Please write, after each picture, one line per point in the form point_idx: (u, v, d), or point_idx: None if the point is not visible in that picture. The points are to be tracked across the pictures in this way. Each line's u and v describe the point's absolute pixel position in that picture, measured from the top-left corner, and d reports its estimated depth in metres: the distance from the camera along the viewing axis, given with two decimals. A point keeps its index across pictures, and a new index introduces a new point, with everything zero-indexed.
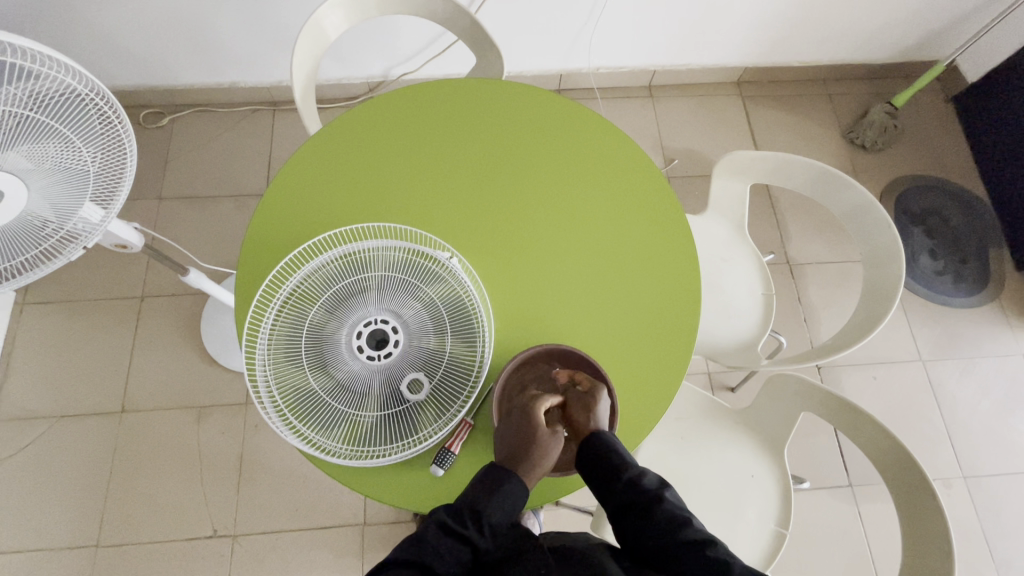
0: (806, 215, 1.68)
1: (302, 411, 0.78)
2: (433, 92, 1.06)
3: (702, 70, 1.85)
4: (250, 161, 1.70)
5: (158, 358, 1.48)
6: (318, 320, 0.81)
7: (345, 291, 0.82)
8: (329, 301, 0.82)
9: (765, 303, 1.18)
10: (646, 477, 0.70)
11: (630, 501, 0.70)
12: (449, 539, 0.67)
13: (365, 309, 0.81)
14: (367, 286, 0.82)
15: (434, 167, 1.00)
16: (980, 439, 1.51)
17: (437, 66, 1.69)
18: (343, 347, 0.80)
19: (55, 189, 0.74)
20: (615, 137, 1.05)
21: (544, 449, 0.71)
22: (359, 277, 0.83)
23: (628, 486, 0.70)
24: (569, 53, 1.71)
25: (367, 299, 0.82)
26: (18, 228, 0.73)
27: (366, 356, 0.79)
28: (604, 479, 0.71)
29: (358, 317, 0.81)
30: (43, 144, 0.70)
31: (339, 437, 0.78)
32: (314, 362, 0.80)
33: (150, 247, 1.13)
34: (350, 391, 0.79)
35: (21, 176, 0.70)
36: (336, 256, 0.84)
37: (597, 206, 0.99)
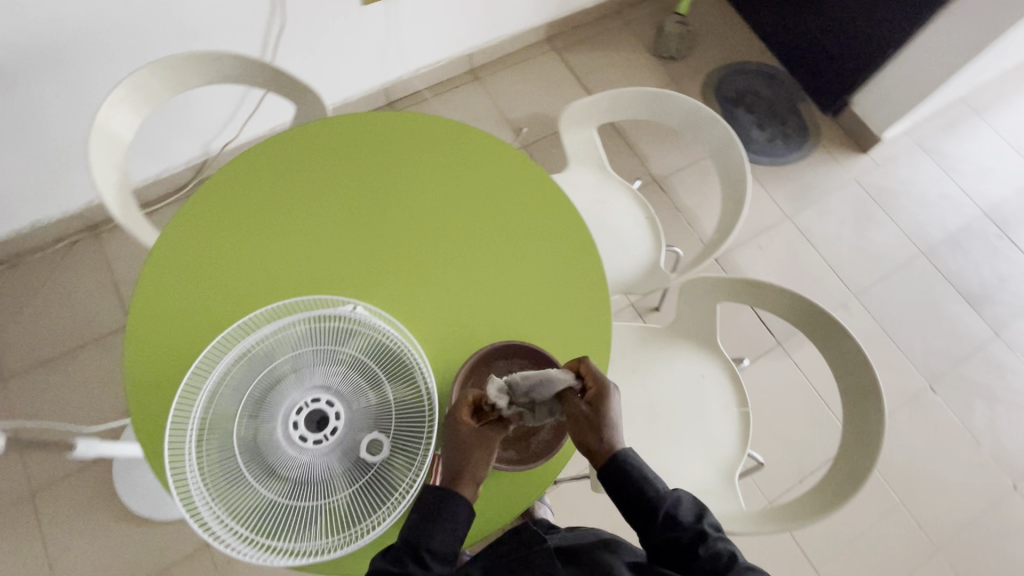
0: (652, 133, 1.82)
1: (268, 526, 0.72)
2: (264, 154, 1.00)
3: (513, 39, 1.91)
4: (96, 298, 1.50)
5: (84, 548, 1.28)
6: (246, 430, 0.76)
7: (262, 389, 0.78)
8: (250, 406, 0.77)
9: (651, 226, 1.27)
10: (681, 510, 0.74)
11: (669, 538, 0.73)
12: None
13: (291, 397, 0.79)
14: (283, 374, 0.80)
15: (297, 227, 0.95)
16: (854, 260, 1.76)
17: (257, 124, 1.59)
18: (284, 444, 0.76)
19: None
20: (461, 131, 1.07)
21: (473, 447, 0.73)
22: (270, 370, 0.79)
23: (666, 522, 0.74)
24: (384, 64, 1.69)
25: (289, 386, 0.79)
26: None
27: (312, 441, 0.76)
28: (637, 509, 0.75)
29: (287, 408, 0.78)
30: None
31: (317, 536, 0.73)
32: (260, 472, 0.74)
33: (15, 439, 0.97)
34: (310, 482, 0.74)
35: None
36: (236, 356, 0.79)
37: (470, 199, 1.00)
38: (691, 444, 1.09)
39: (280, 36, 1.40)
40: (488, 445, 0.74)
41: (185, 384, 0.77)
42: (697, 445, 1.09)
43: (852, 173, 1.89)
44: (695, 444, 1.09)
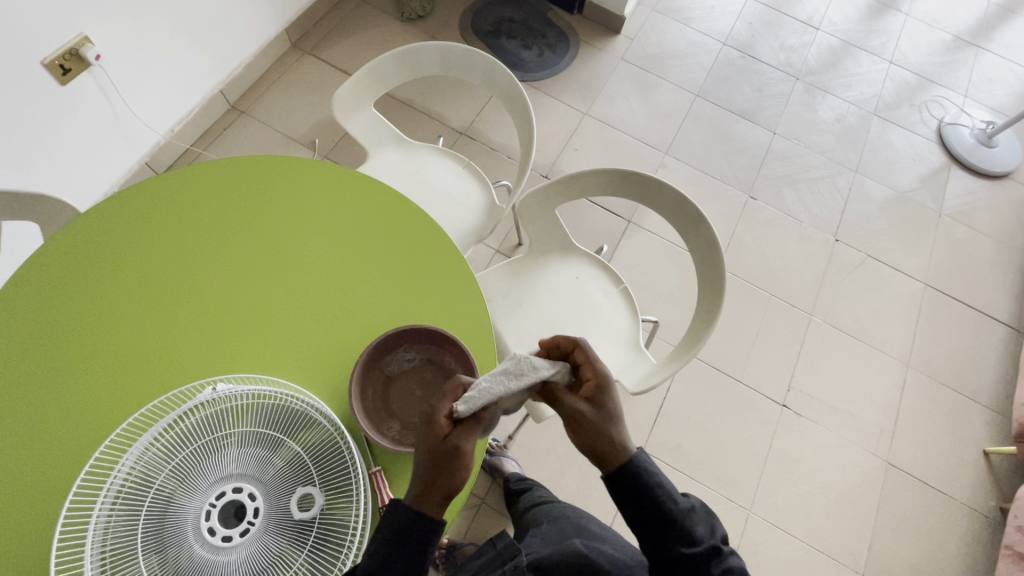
0: (437, 92, 1.84)
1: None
2: (25, 288, 0.85)
3: (257, 58, 1.79)
4: None
5: None
6: (159, 568, 0.66)
7: (154, 519, 0.68)
8: (149, 543, 0.67)
9: (471, 171, 1.30)
10: (699, 525, 0.70)
11: (683, 551, 0.69)
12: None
13: (190, 508, 0.69)
14: (170, 491, 0.70)
15: (109, 340, 0.83)
16: (652, 125, 1.97)
17: (10, 264, 1.33)
18: (208, 557, 0.67)
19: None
20: (241, 167, 1.00)
21: (456, 457, 0.65)
22: (153, 495, 0.70)
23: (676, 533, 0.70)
24: (127, 137, 1.49)
25: (183, 498, 0.70)
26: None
27: (239, 534, 0.69)
28: (646, 517, 0.70)
29: (193, 520, 0.69)
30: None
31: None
32: None
33: None
34: (259, 573, 0.68)
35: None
36: (106, 502, 0.68)
37: (286, 225, 0.95)
38: (594, 337, 1.18)
39: None
40: (470, 450, 0.66)
41: (57, 564, 0.65)
42: (599, 335, 1.18)
43: (617, 54, 2.09)
44: (597, 336, 1.18)
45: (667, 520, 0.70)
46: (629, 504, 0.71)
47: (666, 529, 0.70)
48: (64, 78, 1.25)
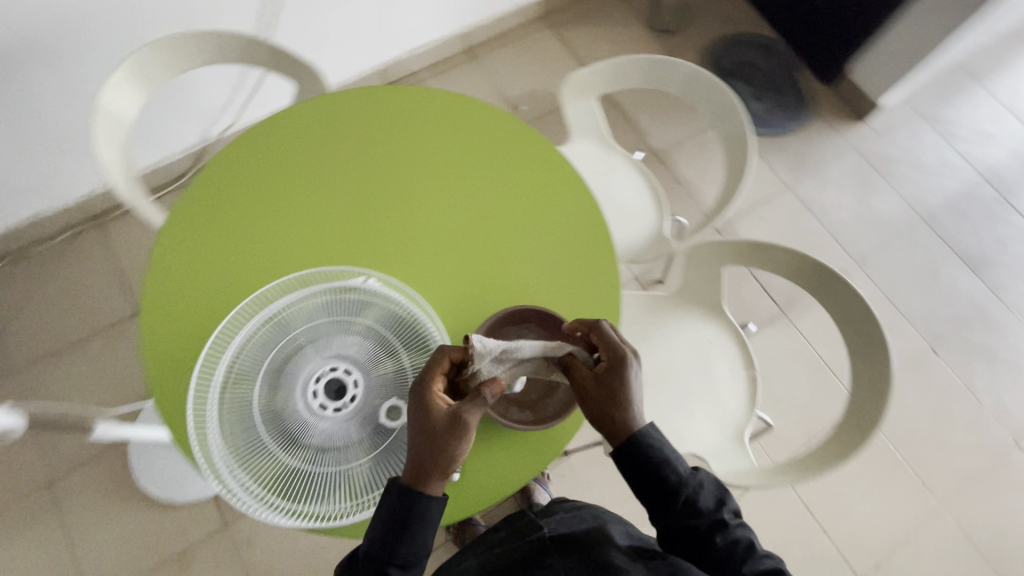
0: (651, 107, 1.82)
1: (291, 491, 0.74)
2: (271, 134, 1.00)
3: (508, 15, 1.90)
4: (102, 286, 1.50)
5: (105, 533, 1.30)
6: (267, 401, 0.77)
7: (280, 361, 0.80)
8: (268, 379, 0.78)
9: (655, 194, 1.28)
10: (704, 498, 0.76)
11: (688, 520, 0.75)
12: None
13: (308, 367, 0.80)
14: (300, 345, 0.81)
15: (307, 203, 0.95)
16: (855, 227, 1.77)
17: (256, 109, 1.58)
18: (304, 414, 0.77)
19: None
20: (468, 106, 1.07)
21: (455, 435, 0.72)
22: (287, 341, 0.81)
23: (685, 505, 0.76)
24: (380, 43, 1.67)
25: (306, 356, 0.80)
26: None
27: (333, 409, 0.77)
28: (651, 494, 0.76)
29: (306, 377, 0.79)
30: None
31: (336, 501, 0.74)
32: (282, 441, 0.75)
33: (34, 421, 0.97)
34: (332, 449, 0.76)
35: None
36: (254, 328, 0.80)
37: (478, 171, 1.01)
38: (700, 405, 1.12)
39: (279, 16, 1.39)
40: (464, 424, 0.72)
41: (206, 358, 0.78)
42: (706, 406, 1.12)
43: (851, 141, 1.90)
44: (703, 405, 1.12)
45: (669, 495, 0.75)
46: (638, 480, 0.76)
47: (671, 504, 0.76)
48: None
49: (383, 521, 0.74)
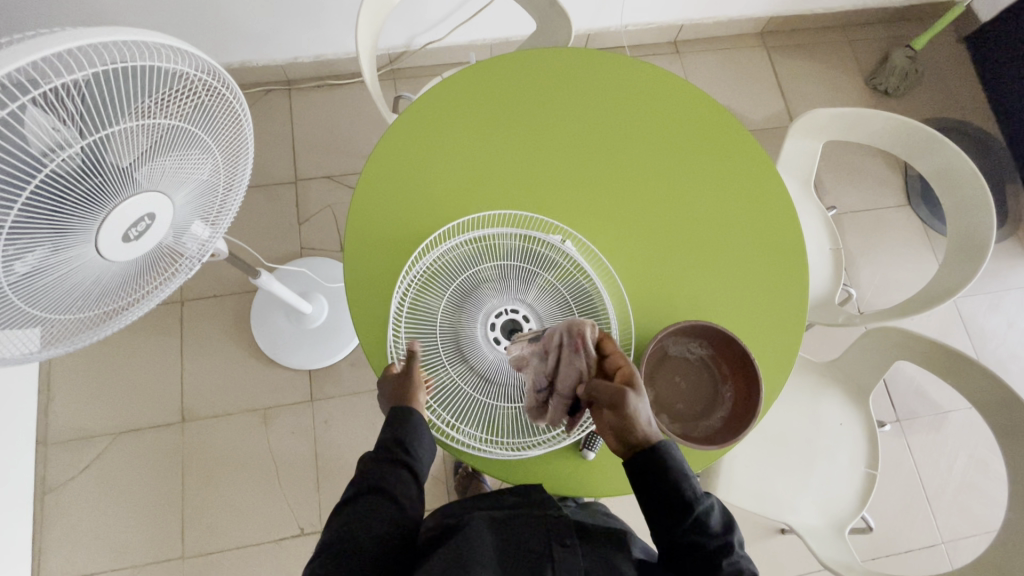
0: (840, 165, 1.71)
1: (441, 398, 0.78)
2: (519, 66, 1.01)
3: (729, 23, 1.80)
4: (275, 149, 1.60)
5: (211, 364, 1.42)
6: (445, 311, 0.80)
7: (469, 284, 0.81)
8: (454, 291, 0.81)
9: (835, 258, 1.22)
10: (714, 519, 0.67)
11: (695, 541, 0.67)
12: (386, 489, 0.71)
13: (492, 300, 0.80)
14: (490, 277, 0.81)
15: (526, 147, 0.96)
16: (1007, 367, 1.62)
17: (464, 33, 1.58)
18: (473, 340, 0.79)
19: (132, 225, 0.57)
20: (715, 109, 1.02)
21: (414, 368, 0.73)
22: (480, 268, 0.82)
23: (692, 528, 0.67)
24: (601, 11, 1.64)
25: (493, 290, 0.81)
26: (45, 271, 0.52)
27: (502, 347, 0.78)
28: (658, 508, 0.68)
29: (487, 309, 0.80)
30: (152, 171, 0.55)
31: (471, 429, 0.77)
32: (452, 359, 0.78)
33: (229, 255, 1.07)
34: (491, 383, 0.78)
35: (106, 212, 0.53)
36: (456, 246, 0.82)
37: (695, 177, 0.98)
38: (810, 484, 1.07)
39: None
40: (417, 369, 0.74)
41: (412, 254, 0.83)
42: (816, 488, 1.07)
43: None
44: (815, 486, 1.07)
45: (679, 512, 0.67)
46: (649, 492, 0.68)
47: (677, 521, 0.67)
48: None
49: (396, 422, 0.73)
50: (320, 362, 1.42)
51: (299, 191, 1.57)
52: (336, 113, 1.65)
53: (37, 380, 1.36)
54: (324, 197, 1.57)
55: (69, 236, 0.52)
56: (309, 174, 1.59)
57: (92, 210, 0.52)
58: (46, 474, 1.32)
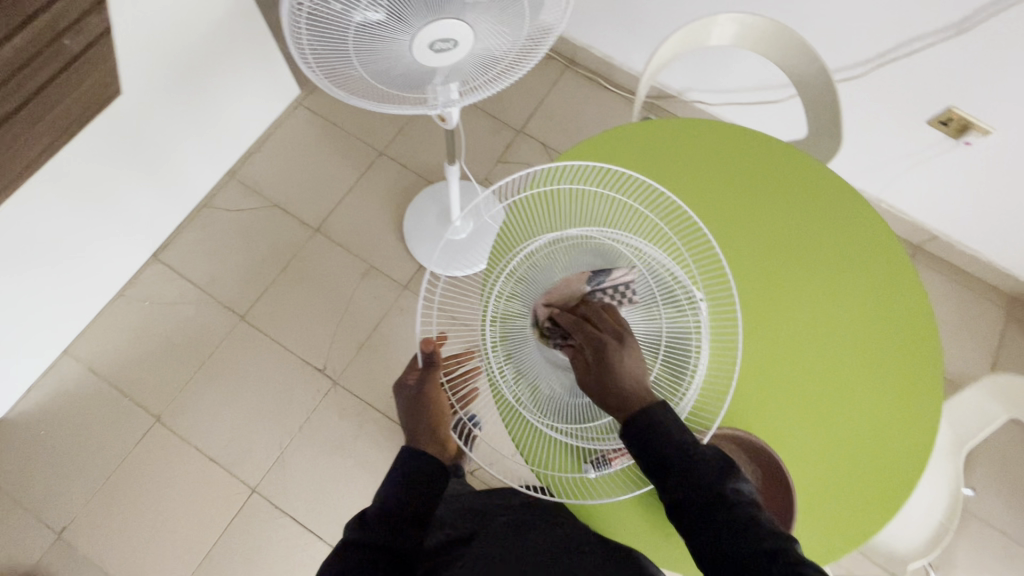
0: (1007, 471, 1.46)
1: (503, 332, 0.78)
2: (770, 151, 1.03)
3: (986, 266, 1.63)
4: (523, 99, 1.79)
5: (363, 208, 1.63)
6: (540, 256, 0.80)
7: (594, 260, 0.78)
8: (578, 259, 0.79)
9: (939, 532, 1.06)
10: (704, 464, 0.66)
11: (690, 497, 0.66)
12: (419, 510, 0.71)
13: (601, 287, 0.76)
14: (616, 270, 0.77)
15: (727, 216, 0.98)
16: None
17: (733, 112, 1.64)
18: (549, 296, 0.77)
19: (440, 42, 0.70)
20: (919, 308, 0.95)
21: (432, 393, 0.81)
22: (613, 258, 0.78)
23: (687, 484, 0.66)
24: (866, 172, 1.59)
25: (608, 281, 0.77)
26: (373, 31, 0.66)
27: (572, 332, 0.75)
28: (676, 497, 0.67)
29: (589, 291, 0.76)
30: (479, 12, 0.68)
31: (513, 372, 0.77)
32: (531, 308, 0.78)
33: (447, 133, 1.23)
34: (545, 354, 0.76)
35: (436, 21, 0.67)
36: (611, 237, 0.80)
37: (854, 348, 0.93)
38: None
39: (861, 75, 1.34)
40: (433, 386, 0.81)
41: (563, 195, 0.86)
42: None
43: None
44: None
45: (692, 493, 0.66)
46: (657, 475, 0.68)
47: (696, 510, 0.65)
48: (955, 133, 1.34)
49: (409, 477, 0.73)
50: (452, 274, 1.52)
51: (515, 139, 1.74)
52: (585, 105, 1.80)
53: (260, 134, 1.68)
54: (529, 156, 1.73)
55: (405, 17, 0.65)
56: (531, 133, 1.75)
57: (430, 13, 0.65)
58: (215, 196, 1.62)
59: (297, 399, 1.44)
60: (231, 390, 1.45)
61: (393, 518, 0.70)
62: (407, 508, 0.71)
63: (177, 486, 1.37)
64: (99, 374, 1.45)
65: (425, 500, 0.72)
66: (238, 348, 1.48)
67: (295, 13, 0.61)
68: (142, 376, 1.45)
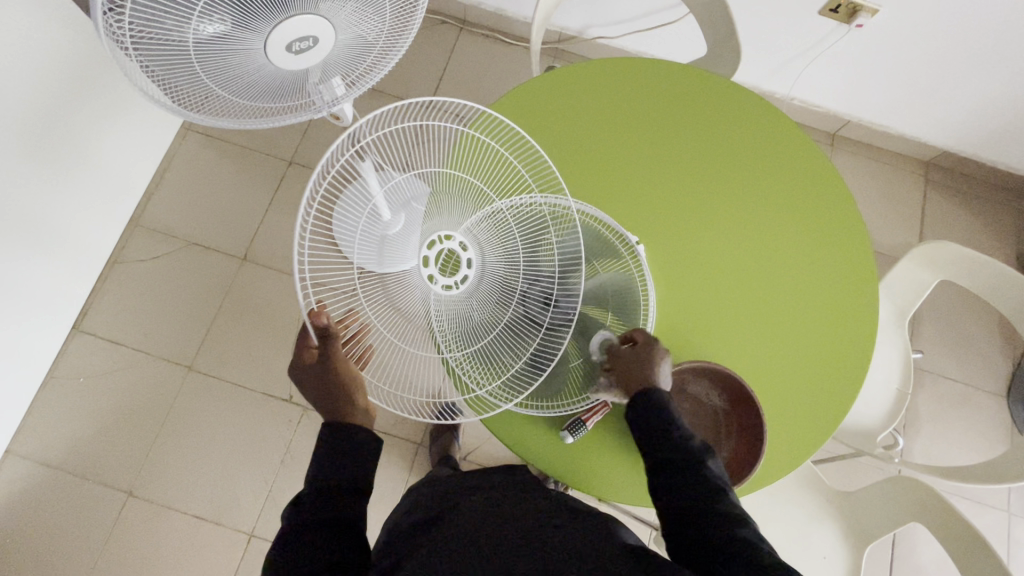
0: (948, 325, 1.57)
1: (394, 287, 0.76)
2: (672, 78, 1.01)
3: (899, 138, 1.70)
4: (423, 73, 1.71)
5: (287, 224, 1.55)
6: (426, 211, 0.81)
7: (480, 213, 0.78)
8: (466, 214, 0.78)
9: (897, 399, 1.14)
10: (692, 439, 0.71)
11: (672, 459, 0.70)
12: (352, 485, 0.68)
13: (480, 241, 0.76)
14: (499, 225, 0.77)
15: (645, 154, 0.97)
16: None
17: (635, 41, 1.61)
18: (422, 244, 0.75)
19: (298, 40, 0.64)
20: (840, 200, 0.98)
21: (336, 364, 0.70)
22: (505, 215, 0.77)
23: (670, 446, 0.71)
24: (773, 73, 1.61)
25: (487, 235, 0.76)
26: (218, 45, 0.60)
27: (450, 284, 0.74)
28: (657, 457, 0.71)
29: (469, 243, 0.75)
30: None
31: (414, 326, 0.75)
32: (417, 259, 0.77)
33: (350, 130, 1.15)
34: (427, 306, 0.75)
35: (285, 18, 0.60)
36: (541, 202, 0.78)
37: (788, 252, 0.95)
38: None
39: None
40: (335, 356, 0.70)
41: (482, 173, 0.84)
42: None
43: None
44: None
45: (674, 456, 0.70)
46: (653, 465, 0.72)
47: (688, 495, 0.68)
48: (846, 18, 1.35)
49: (333, 457, 0.69)
50: None
51: None
52: (489, 65, 1.73)
53: (153, 172, 1.55)
54: None
55: (247, 22, 0.59)
56: None
57: (274, 9, 0.59)
58: (124, 248, 1.50)
59: (270, 434, 1.40)
60: (199, 443, 1.39)
61: (327, 491, 0.67)
62: (338, 486, 0.67)
63: (171, 553, 1.33)
64: (53, 465, 1.36)
65: (359, 470, 0.69)
66: (194, 400, 1.41)
67: (117, 37, 0.55)
68: (101, 454, 1.37)
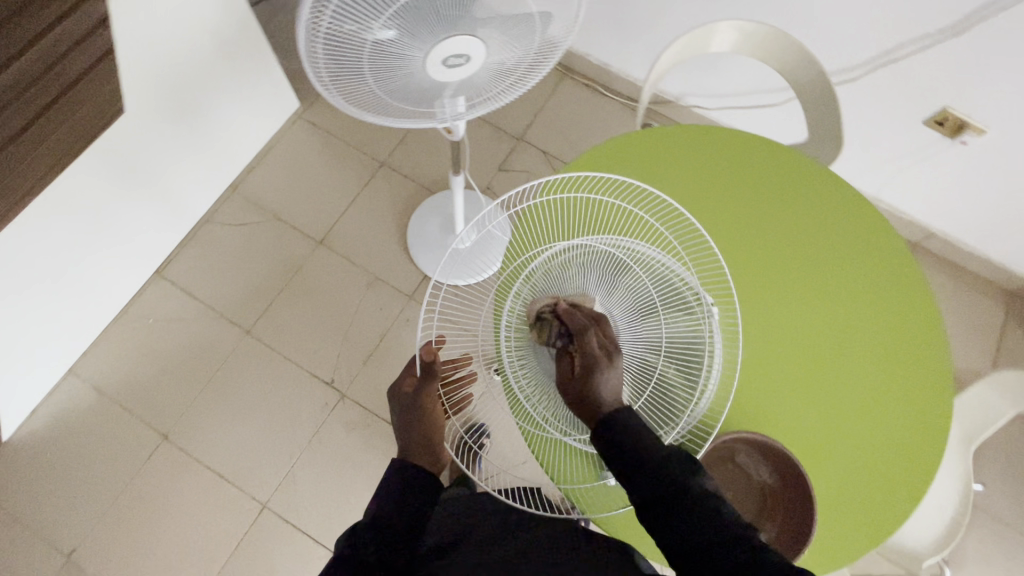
0: (1010, 464, 1.47)
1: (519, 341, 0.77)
2: (773, 155, 1.04)
3: (983, 261, 1.65)
4: (521, 107, 1.80)
5: (366, 218, 1.63)
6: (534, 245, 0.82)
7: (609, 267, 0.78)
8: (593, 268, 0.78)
9: (950, 527, 1.07)
10: (677, 454, 0.66)
11: (663, 490, 0.65)
12: (412, 524, 0.68)
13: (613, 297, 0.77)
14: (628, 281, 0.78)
15: (734, 219, 0.99)
16: None
17: (730, 115, 1.66)
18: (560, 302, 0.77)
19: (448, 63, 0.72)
20: (923, 306, 0.96)
21: (426, 399, 0.79)
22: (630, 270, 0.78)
23: (657, 472, 0.65)
24: (862, 172, 1.62)
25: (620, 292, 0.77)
26: (384, 54, 0.68)
27: None
28: (647, 489, 0.65)
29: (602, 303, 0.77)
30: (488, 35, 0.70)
31: (516, 361, 0.77)
32: None
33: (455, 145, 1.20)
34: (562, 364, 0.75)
35: (446, 45, 0.68)
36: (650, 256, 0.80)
37: (862, 346, 0.94)
38: None
39: (861, 76, 1.36)
40: (427, 392, 0.79)
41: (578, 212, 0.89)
42: None
43: None
44: None
45: (663, 484, 0.65)
46: (623, 465, 0.67)
47: (671, 497, 0.64)
48: (949, 132, 1.36)
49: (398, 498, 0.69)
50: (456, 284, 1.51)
51: (515, 148, 1.75)
52: (583, 112, 1.82)
53: (260, 149, 1.68)
54: (529, 164, 1.74)
55: (413, 41, 0.67)
56: (531, 141, 1.76)
57: (440, 35, 0.67)
58: (218, 210, 1.62)
59: (306, 413, 1.44)
60: (239, 405, 1.44)
61: (388, 531, 0.66)
62: (401, 523, 0.67)
63: (186, 506, 1.36)
64: (104, 393, 1.44)
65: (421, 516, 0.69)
66: (244, 364, 1.47)
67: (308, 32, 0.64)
68: (149, 395, 1.44)
